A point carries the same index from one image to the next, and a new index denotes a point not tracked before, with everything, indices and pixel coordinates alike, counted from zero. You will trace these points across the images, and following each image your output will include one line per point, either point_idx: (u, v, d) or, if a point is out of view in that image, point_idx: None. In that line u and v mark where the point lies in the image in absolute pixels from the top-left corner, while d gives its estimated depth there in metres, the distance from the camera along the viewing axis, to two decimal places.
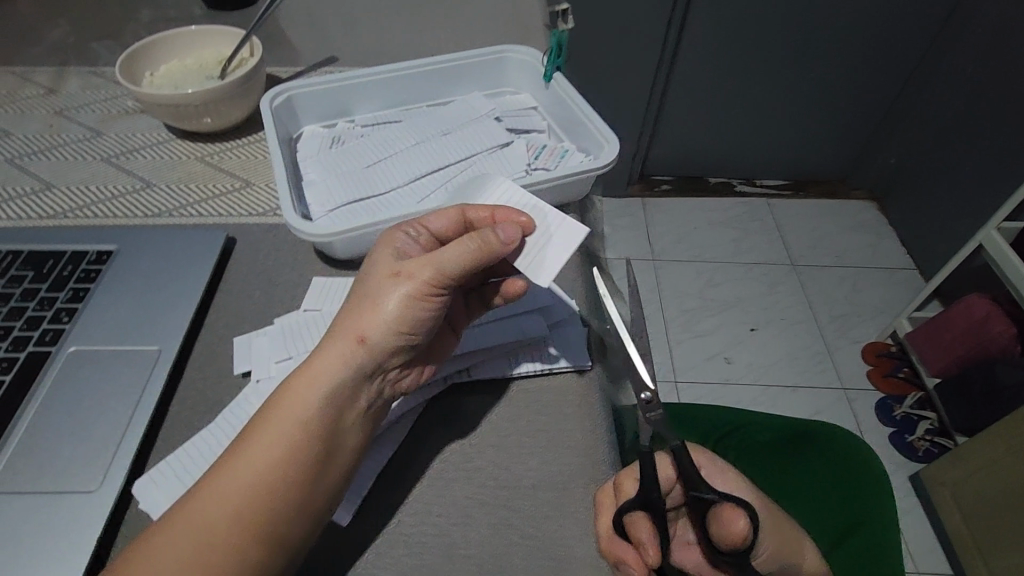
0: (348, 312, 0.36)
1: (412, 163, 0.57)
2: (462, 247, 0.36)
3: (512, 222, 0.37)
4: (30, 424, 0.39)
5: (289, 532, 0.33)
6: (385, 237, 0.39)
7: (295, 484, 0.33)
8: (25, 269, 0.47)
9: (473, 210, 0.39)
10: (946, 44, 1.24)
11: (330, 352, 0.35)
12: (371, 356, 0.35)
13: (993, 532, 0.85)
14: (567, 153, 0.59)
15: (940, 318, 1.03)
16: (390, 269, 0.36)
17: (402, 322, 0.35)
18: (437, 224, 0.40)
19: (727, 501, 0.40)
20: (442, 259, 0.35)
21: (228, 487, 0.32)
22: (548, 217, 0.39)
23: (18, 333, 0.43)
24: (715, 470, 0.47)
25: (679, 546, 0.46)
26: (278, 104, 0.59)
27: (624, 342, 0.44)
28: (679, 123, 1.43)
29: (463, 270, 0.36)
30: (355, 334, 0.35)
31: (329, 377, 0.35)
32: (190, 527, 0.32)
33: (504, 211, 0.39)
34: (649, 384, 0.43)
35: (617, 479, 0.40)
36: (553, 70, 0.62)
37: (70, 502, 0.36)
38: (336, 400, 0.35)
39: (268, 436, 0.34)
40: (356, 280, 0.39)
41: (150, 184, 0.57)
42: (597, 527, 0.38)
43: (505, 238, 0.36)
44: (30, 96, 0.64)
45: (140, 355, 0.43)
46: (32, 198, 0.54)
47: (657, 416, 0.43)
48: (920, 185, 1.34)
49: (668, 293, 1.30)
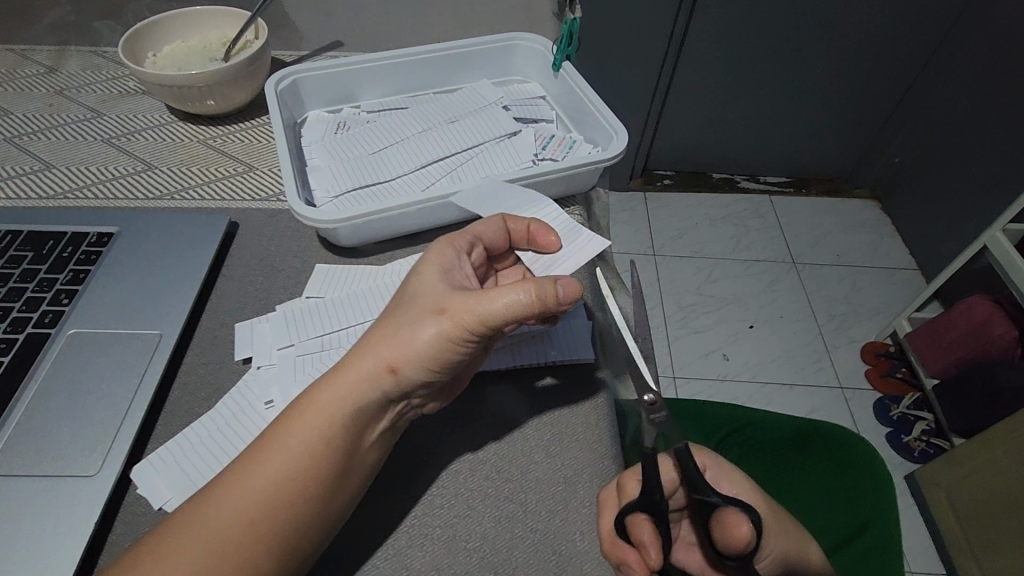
0: (384, 331, 0.36)
1: (419, 151, 0.57)
2: (513, 296, 0.35)
3: (569, 279, 0.37)
4: (30, 406, 0.39)
5: (298, 549, 0.33)
6: (431, 256, 0.39)
7: (309, 501, 0.33)
8: (25, 249, 0.46)
9: (514, 221, 0.43)
10: (955, 44, 1.23)
11: (361, 373, 0.34)
12: (400, 385, 0.35)
13: (987, 535, 0.85)
14: (574, 145, 0.59)
15: (941, 319, 1.03)
16: (431, 297, 0.36)
17: (436, 355, 0.35)
18: (489, 234, 0.43)
19: (730, 505, 0.39)
20: (493, 300, 0.35)
21: (245, 493, 0.32)
22: (576, 236, 0.44)
23: (17, 314, 0.43)
24: (722, 473, 0.47)
25: (682, 547, 0.46)
26: (283, 88, 0.58)
27: (624, 338, 0.43)
28: (683, 118, 1.42)
29: (505, 321, 0.35)
30: (388, 361, 0.34)
31: (359, 399, 0.34)
32: (202, 529, 0.31)
33: (540, 224, 0.43)
34: (654, 386, 0.41)
35: (619, 480, 0.40)
36: (562, 58, 0.61)
37: (69, 485, 0.36)
38: (360, 421, 0.34)
39: (290, 450, 0.33)
40: (397, 295, 0.38)
41: (153, 167, 0.56)
42: (600, 527, 0.37)
43: (562, 297, 0.36)
44: (29, 74, 0.63)
45: (141, 339, 0.43)
46: (31, 178, 0.53)
47: (662, 417, 0.41)
48: (923, 185, 1.34)
49: (668, 289, 1.30)
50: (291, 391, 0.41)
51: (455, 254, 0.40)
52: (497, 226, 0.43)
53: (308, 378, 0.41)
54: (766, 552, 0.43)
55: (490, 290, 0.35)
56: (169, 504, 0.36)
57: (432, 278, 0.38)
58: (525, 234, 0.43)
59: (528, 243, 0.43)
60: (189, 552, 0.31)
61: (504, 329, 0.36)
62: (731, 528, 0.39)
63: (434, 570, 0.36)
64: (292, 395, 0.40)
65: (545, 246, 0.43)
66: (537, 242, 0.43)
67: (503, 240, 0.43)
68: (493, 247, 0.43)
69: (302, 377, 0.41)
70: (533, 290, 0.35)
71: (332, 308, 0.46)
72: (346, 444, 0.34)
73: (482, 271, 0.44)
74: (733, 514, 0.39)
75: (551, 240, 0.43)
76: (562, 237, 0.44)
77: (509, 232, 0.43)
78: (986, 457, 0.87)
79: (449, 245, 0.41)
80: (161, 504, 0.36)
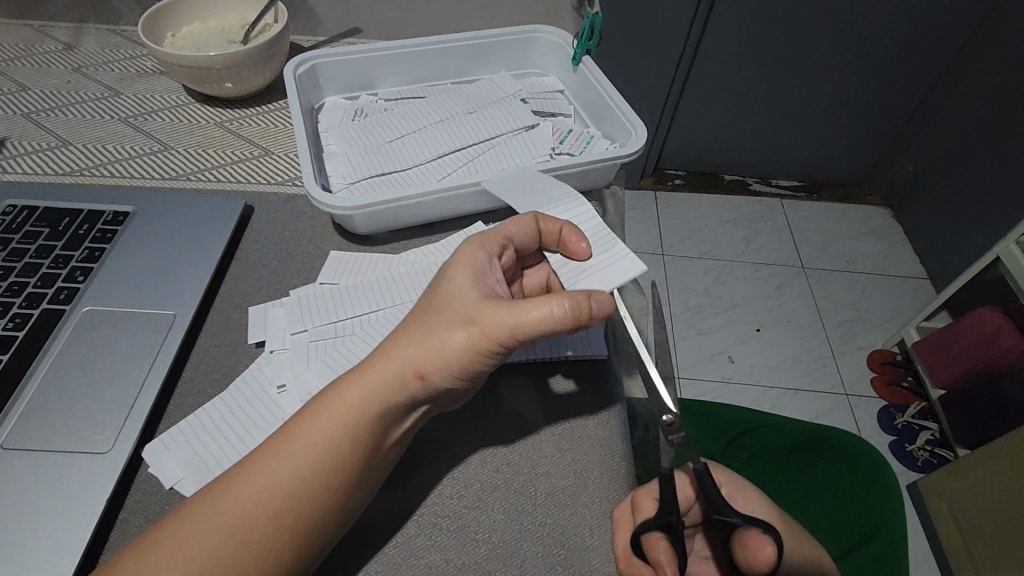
0: (413, 333, 0.35)
1: (435, 140, 0.57)
2: (547, 308, 0.35)
3: (603, 297, 0.37)
4: (40, 384, 0.39)
5: (319, 539, 0.33)
6: (463, 258, 0.39)
7: (331, 496, 0.33)
8: (40, 226, 0.46)
9: (546, 222, 0.43)
10: (974, 53, 1.21)
11: (388, 376, 0.34)
12: (425, 390, 0.35)
13: (988, 545, 0.85)
14: (592, 140, 0.59)
15: (950, 329, 1.02)
16: (461, 304, 0.36)
17: (465, 362, 0.35)
18: (521, 236, 0.42)
19: (751, 526, 0.37)
20: (522, 313, 0.35)
21: (269, 485, 0.32)
22: (609, 249, 0.43)
23: (32, 290, 0.43)
24: (736, 489, 0.46)
25: (694, 560, 0.44)
26: (302, 72, 0.58)
27: (645, 361, 0.41)
28: (694, 118, 1.41)
29: (536, 331, 0.35)
30: (416, 367, 0.34)
31: (384, 401, 0.34)
32: (224, 516, 0.31)
33: (572, 229, 0.42)
34: (671, 407, 0.40)
35: (634, 500, 0.38)
36: (582, 53, 0.61)
37: (83, 462, 0.36)
38: (385, 422, 0.34)
39: (314, 447, 0.33)
40: (427, 296, 0.38)
41: (169, 147, 0.56)
42: (614, 545, 0.36)
43: (596, 313, 0.36)
44: (48, 51, 0.63)
45: (155, 319, 0.43)
46: (47, 154, 0.53)
47: (681, 438, 0.41)
48: (936, 194, 1.33)
49: (675, 289, 1.29)
50: (304, 377, 0.41)
51: (486, 258, 0.39)
52: (529, 227, 0.42)
53: (321, 365, 0.41)
54: (784, 566, 0.41)
55: (522, 301, 0.35)
56: (180, 484, 0.37)
57: (463, 283, 0.37)
58: (556, 238, 0.43)
59: (557, 246, 0.43)
60: (212, 537, 0.31)
61: (534, 338, 0.36)
62: (753, 550, 0.36)
63: (443, 562, 0.35)
64: (303, 380, 0.40)
65: (574, 253, 0.42)
66: (567, 247, 0.42)
67: (534, 241, 0.43)
68: (523, 247, 0.43)
69: (315, 363, 0.41)
70: (567, 298, 0.35)
71: (348, 295, 0.45)
72: (370, 445, 0.34)
73: (512, 271, 0.44)
74: (754, 536, 0.36)
75: (581, 248, 0.42)
76: (592, 245, 0.43)
77: (540, 233, 0.43)
78: (991, 467, 0.87)
79: (480, 247, 0.40)
80: (173, 484, 0.37)
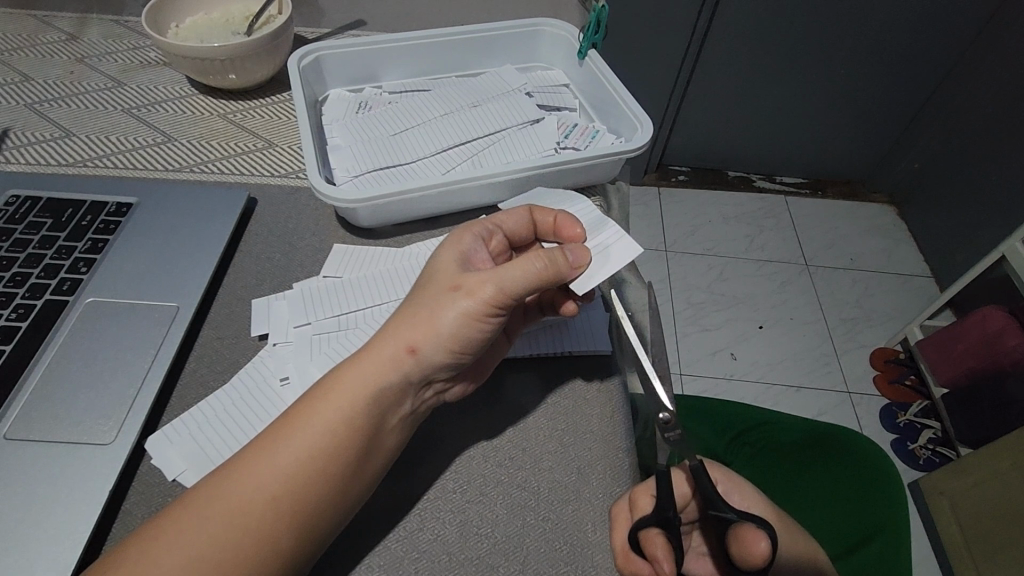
0: (405, 315, 0.36)
1: (439, 134, 0.56)
2: (526, 263, 0.36)
3: (578, 247, 0.38)
4: (41, 375, 0.38)
5: (323, 524, 0.33)
6: (451, 242, 0.39)
7: (333, 478, 0.33)
8: (44, 216, 0.46)
9: (540, 212, 0.42)
10: (983, 48, 1.20)
11: (383, 357, 0.34)
12: (421, 367, 0.35)
13: (991, 543, 0.85)
14: (597, 134, 0.58)
15: (955, 327, 1.02)
16: (450, 277, 0.36)
17: (459, 335, 0.35)
18: (510, 224, 0.42)
19: (747, 521, 0.37)
20: (507, 273, 0.35)
21: (270, 470, 0.32)
22: (606, 233, 0.41)
23: (35, 280, 0.43)
24: (733, 487, 0.45)
25: (692, 556, 0.44)
26: (306, 63, 0.57)
27: (642, 361, 0.40)
28: (700, 114, 1.40)
29: (524, 289, 0.36)
30: (410, 343, 0.35)
31: (381, 381, 0.34)
32: (226, 502, 0.31)
33: (566, 216, 0.42)
34: (670, 406, 0.39)
35: (631, 496, 0.38)
36: (588, 46, 0.60)
37: (86, 453, 0.36)
38: (384, 403, 0.34)
39: (312, 429, 0.33)
40: (418, 279, 0.38)
41: (172, 138, 0.56)
42: (613, 542, 0.36)
43: (572, 260, 0.37)
44: (51, 41, 0.63)
45: (158, 311, 0.43)
46: (50, 145, 0.53)
47: (676, 436, 0.40)
48: (943, 192, 1.32)
49: (678, 285, 1.29)
50: (306, 370, 0.41)
51: (474, 240, 0.40)
52: (521, 217, 0.42)
53: (324, 358, 0.41)
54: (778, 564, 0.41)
55: (506, 264, 0.36)
56: (184, 476, 0.36)
57: (451, 261, 0.37)
58: (551, 227, 0.42)
59: (554, 236, 0.42)
60: (214, 524, 0.30)
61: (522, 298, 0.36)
62: (748, 544, 0.36)
63: (444, 556, 0.35)
64: (307, 375, 0.40)
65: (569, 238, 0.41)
66: (562, 233, 0.42)
67: (526, 229, 0.42)
68: (515, 235, 0.42)
69: (318, 355, 0.41)
70: (548, 257, 0.36)
71: (349, 289, 0.45)
72: (369, 427, 0.34)
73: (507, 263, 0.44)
74: (750, 530, 0.36)
75: (575, 232, 0.41)
76: (589, 229, 0.42)
77: (534, 223, 0.43)
78: (994, 465, 0.86)
79: (468, 230, 0.40)
80: (175, 476, 0.36)
